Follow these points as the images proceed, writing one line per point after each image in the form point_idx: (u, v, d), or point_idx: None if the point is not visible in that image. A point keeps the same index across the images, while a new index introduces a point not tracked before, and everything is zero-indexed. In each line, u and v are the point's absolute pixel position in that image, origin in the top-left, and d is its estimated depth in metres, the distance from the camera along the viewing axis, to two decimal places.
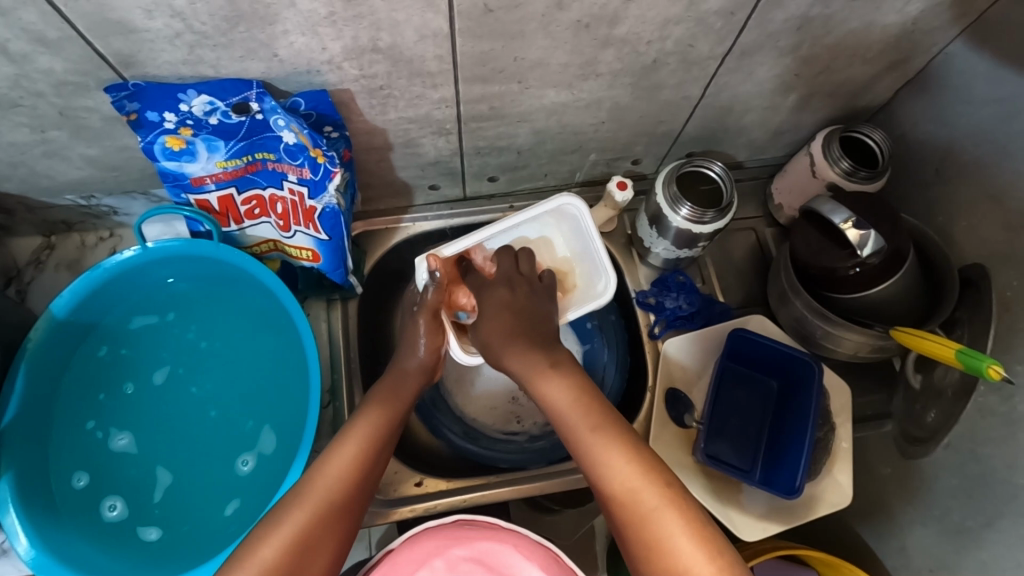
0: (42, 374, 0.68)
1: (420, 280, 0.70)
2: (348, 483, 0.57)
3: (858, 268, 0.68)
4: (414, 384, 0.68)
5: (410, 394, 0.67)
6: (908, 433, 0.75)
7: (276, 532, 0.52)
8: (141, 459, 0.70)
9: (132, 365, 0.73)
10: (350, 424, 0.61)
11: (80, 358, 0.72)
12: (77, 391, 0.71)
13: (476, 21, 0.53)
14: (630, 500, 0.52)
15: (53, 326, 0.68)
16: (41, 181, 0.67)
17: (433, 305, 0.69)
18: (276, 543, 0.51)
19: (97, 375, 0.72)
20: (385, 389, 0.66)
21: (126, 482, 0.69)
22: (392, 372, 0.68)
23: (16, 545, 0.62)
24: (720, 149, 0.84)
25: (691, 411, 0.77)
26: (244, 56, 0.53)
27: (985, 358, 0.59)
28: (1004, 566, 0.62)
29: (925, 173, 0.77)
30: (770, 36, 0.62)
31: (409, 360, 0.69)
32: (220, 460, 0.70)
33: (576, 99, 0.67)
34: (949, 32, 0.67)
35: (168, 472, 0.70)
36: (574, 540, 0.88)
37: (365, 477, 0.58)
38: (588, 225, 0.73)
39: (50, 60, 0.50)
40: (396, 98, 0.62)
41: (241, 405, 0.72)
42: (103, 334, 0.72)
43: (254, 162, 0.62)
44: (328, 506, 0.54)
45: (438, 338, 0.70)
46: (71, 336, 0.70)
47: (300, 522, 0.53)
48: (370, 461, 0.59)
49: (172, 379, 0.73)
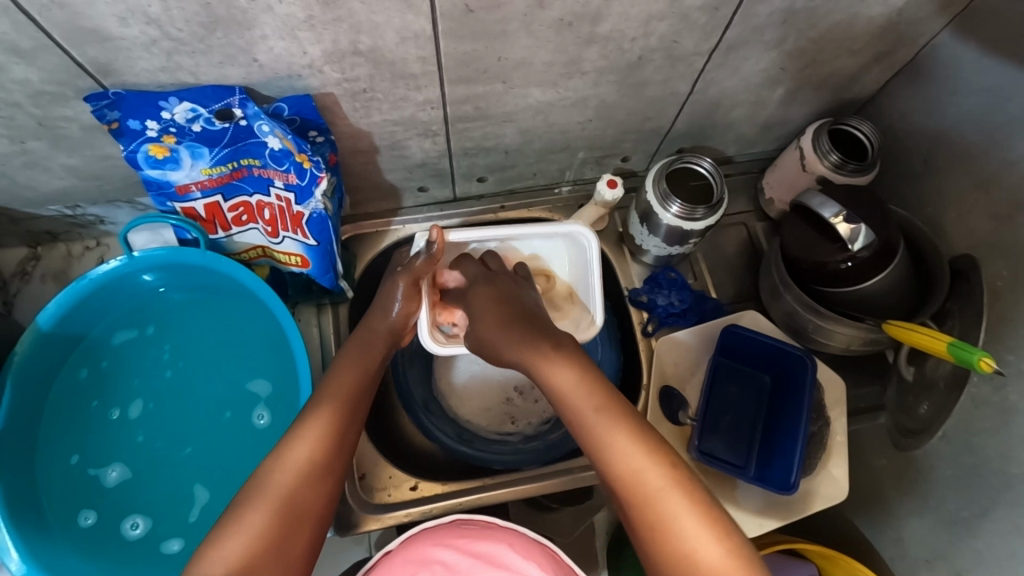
0: (23, 403, 0.67)
1: (415, 246, 0.71)
2: (322, 464, 0.54)
3: (849, 262, 0.68)
4: (383, 346, 0.67)
5: (376, 362, 0.65)
6: (900, 425, 0.74)
7: (242, 523, 0.48)
8: (137, 477, 0.70)
9: (115, 385, 0.72)
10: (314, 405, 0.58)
11: (63, 382, 0.71)
12: (63, 418, 0.70)
13: (457, 22, 0.52)
14: (635, 486, 0.49)
15: (33, 349, 0.67)
16: (23, 193, 0.66)
17: (418, 272, 0.69)
18: (243, 534, 0.48)
19: (80, 398, 0.71)
20: (352, 356, 0.64)
21: (127, 498, 0.69)
22: (359, 338, 0.66)
23: (6, 562, 0.61)
24: (709, 144, 0.84)
25: (686, 408, 0.75)
26: (223, 62, 0.52)
27: (976, 350, 0.59)
28: (998, 555, 0.63)
29: (913, 165, 0.77)
30: (755, 30, 0.62)
31: (378, 323, 0.68)
32: (225, 463, 0.70)
33: (561, 98, 0.67)
34: (935, 22, 0.67)
35: (170, 484, 0.70)
36: (573, 537, 0.91)
37: (338, 460, 0.55)
38: (593, 259, 0.73)
39: (26, 70, 0.50)
40: (380, 101, 0.61)
41: (239, 408, 0.72)
42: (82, 356, 0.71)
43: (240, 168, 0.61)
44: (299, 490, 0.51)
45: (412, 305, 0.69)
46: (50, 361, 0.69)
47: (269, 512, 0.49)
48: (341, 441, 0.56)
49: (159, 393, 0.72)
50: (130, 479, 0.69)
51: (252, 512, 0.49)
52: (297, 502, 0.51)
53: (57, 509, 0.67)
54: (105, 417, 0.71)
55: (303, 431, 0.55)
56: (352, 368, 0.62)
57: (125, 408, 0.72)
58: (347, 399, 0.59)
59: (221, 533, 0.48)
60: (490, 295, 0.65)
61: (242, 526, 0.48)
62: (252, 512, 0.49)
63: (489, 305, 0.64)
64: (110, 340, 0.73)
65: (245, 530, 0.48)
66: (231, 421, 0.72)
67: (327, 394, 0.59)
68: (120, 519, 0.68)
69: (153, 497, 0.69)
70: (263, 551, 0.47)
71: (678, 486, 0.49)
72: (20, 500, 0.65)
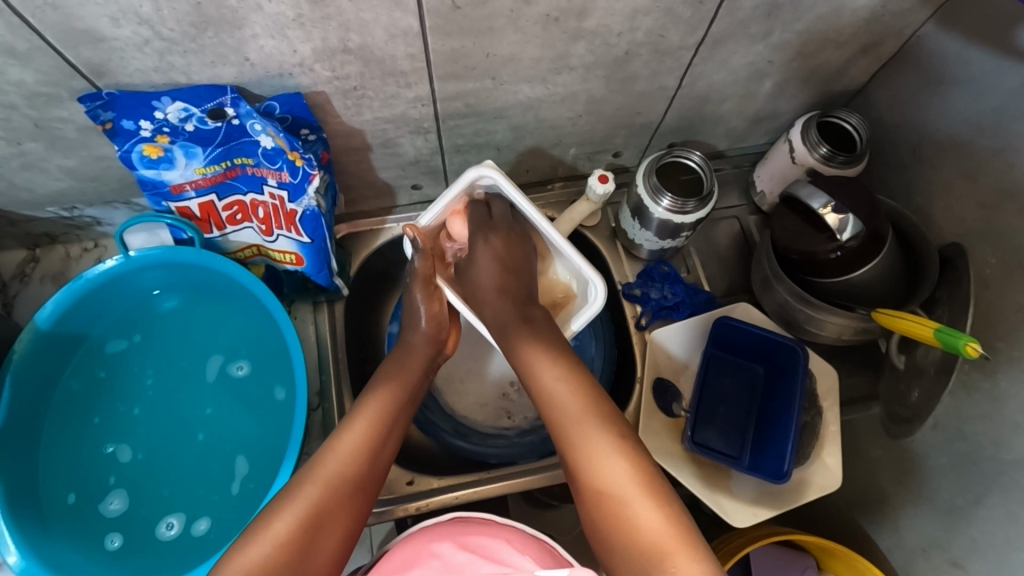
0: (14, 445, 0.67)
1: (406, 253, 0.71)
2: (353, 478, 0.57)
3: (838, 252, 0.68)
4: (423, 355, 0.70)
5: (415, 377, 0.68)
6: (893, 413, 0.74)
7: (267, 532, 0.51)
8: (147, 481, 0.70)
9: (100, 404, 0.72)
10: (350, 418, 0.61)
11: (54, 415, 0.71)
12: (56, 451, 0.70)
13: (445, 18, 0.53)
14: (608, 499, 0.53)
15: (15, 382, 0.67)
16: (21, 195, 0.67)
17: (423, 274, 0.70)
18: (268, 543, 0.50)
19: (70, 425, 0.71)
20: (400, 361, 0.69)
21: (145, 499, 0.69)
22: (399, 351, 0.70)
23: (6, 558, 0.61)
24: (700, 139, 0.85)
25: (679, 401, 0.77)
26: (215, 62, 0.53)
27: (962, 336, 0.59)
28: (993, 542, 0.63)
29: (901, 155, 0.78)
30: (740, 23, 0.63)
31: (413, 335, 0.71)
32: (238, 435, 0.72)
33: (551, 94, 0.68)
34: (920, 14, 0.67)
35: (191, 473, 0.70)
36: (574, 535, 0.87)
37: (376, 457, 0.60)
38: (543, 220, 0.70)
39: (21, 72, 0.51)
40: (371, 98, 0.62)
41: (232, 383, 0.74)
42: (76, 360, 0.72)
43: (233, 167, 0.62)
44: (325, 502, 0.54)
45: (436, 304, 0.71)
46: (36, 388, 0.70)
47: (296, 523, 0.52)
48: (373, 458, 0.59)
49: (144, 401, 0.73)
50: (138, 481, 0.70)
51: (279, 520, 0.52)
52: (323, 512, 0.53)
53: (59, 513, 0.67)
54: (97, 432, 0.71)
55: (338, 444, 0.59)
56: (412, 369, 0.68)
57: (119, 415, 0.72)
58: (384, 414, 0.62)
59: (248, 538, 0.51)
60: (495, 255, 0.70)
61: (267, 533, 0.50)
62: (279, 520, 0.52)
63: (494, 268, 0.70)
64: (93, 362, 0.73)
65: (270, 540, 0.50)
66: (230, 407, 0.73)
67: (364, 407, 0.62)
68: (152, 521, 0.68)
69: (176, 491, 0.70)
70: (285, 560, 0.49)
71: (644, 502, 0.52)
72: (30, 530, 0.64)
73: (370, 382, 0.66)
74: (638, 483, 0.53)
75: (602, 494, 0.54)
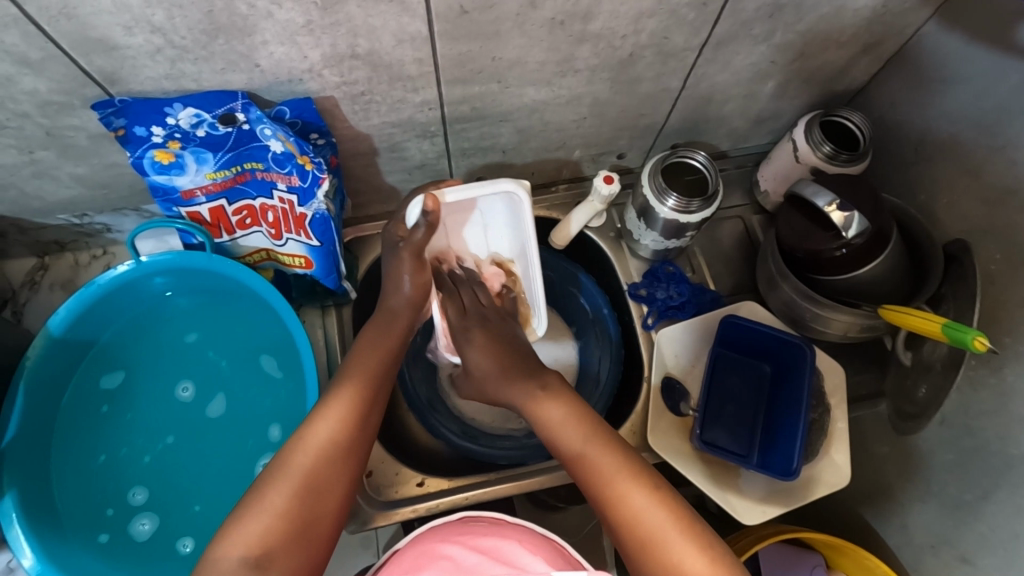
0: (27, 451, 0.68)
1: (407, 217, 0.66)
2: (342, 446, 0.56)
3: (843, 249, 0.69)
4: (405, 321, 0.67)
5: (398, 338, 0.66)
6: (900, 409, 0.75)
7: (263, 505, 0.51)
8: (163, 482, 0.71)
9: (113, 408, 0.73)
10: (339, 385, 0.60)
11: (66, 417, 0.71)
12: (69, 452, 0.70)
13: (453, 23, 0.53)
14: (640, 525, 0.52)
15: (27, 389, 0.68)
16: (32, 203, 0.68)
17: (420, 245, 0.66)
18: (267, 515, 0.51)
19: (86, 425, 0.72)
20: (372, 335, 0.65)
21: (164, 502, 0.70)
22: (381, 315, 0.66)
23: (22, 561, 0.63)
24: (703, 140, 0.86)
25: (686, 399, 0.77)
26: (226, 68, 0.54)
27: (969, 330, 0.60)
28: (1003, 538, 0.63)
29: (904, 152, 0.78)
30: (743, 25, 0.63)
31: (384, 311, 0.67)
32: (248, 437, 0.73)
33: (556, 96, 0.68)
34: (920, 14, 0.68)
35: (204, 473, 0.71)
36: (581, 536, 0.87)
37: (360, 436, 0.58)
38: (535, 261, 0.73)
39: (34, 81, 0.51)
40: (378, 103, 0.63)
41: (244, 382, 0.75)
42: (88, 363, 0.73)
43: (243, 172, 0.62)
44: (317, 477, 0.54)
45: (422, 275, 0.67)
46: (49, 391, 0.70)
47: (292, 495, 0.52)
48: (360, 430, 0.58)
49: (160, 405, 0.74)
50: (153, 483, 0.71)
51: (274, 492, 0.52)
52: (317, 480, 0.54)
53: (74, 517, 0.68)
54: (111, 433, 0.72)
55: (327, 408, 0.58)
56: (383, 341, 0.64)
57: (131, 418, 0.73)
58: (370, 378, 0.61)
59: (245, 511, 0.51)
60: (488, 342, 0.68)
61: (262, 506, 0.51)
62: (273, 493, 0.52)
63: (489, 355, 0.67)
64: (105, 364, 0.73)
65: (268, 513, 0.51)
66: (241, 411, 0.74)
67: (351, 373, 0.61)
68: (176, 524, 0.69)
69: (198, 493, 0.70)
70: (281, 533, 0.50)
71: (680, 529, 0.52)
72: (47, 534, 0.66)
73: (354, 352, 0.64)
74: (674, 524, 0.52)
75: (646, 535, 0.52)
